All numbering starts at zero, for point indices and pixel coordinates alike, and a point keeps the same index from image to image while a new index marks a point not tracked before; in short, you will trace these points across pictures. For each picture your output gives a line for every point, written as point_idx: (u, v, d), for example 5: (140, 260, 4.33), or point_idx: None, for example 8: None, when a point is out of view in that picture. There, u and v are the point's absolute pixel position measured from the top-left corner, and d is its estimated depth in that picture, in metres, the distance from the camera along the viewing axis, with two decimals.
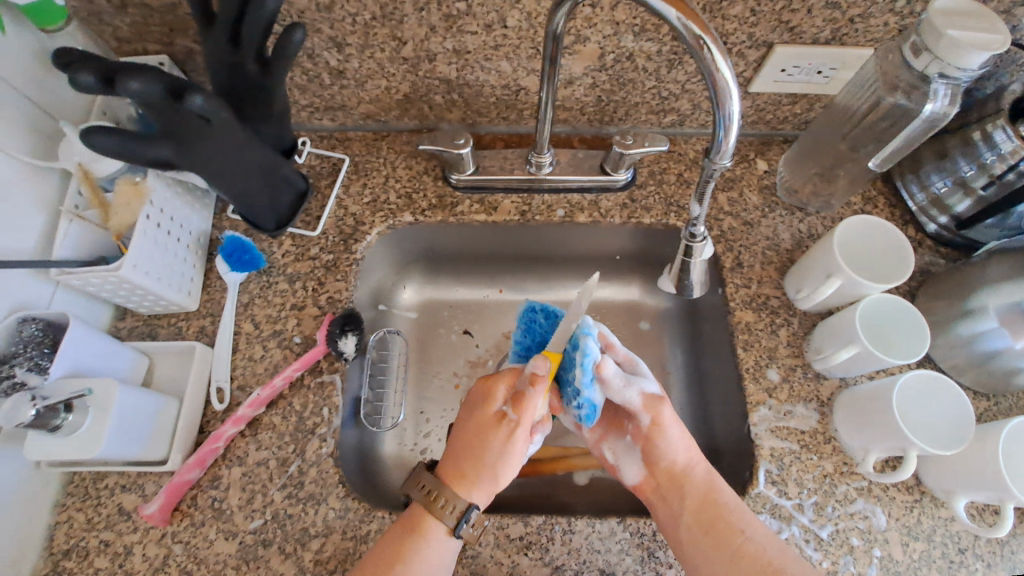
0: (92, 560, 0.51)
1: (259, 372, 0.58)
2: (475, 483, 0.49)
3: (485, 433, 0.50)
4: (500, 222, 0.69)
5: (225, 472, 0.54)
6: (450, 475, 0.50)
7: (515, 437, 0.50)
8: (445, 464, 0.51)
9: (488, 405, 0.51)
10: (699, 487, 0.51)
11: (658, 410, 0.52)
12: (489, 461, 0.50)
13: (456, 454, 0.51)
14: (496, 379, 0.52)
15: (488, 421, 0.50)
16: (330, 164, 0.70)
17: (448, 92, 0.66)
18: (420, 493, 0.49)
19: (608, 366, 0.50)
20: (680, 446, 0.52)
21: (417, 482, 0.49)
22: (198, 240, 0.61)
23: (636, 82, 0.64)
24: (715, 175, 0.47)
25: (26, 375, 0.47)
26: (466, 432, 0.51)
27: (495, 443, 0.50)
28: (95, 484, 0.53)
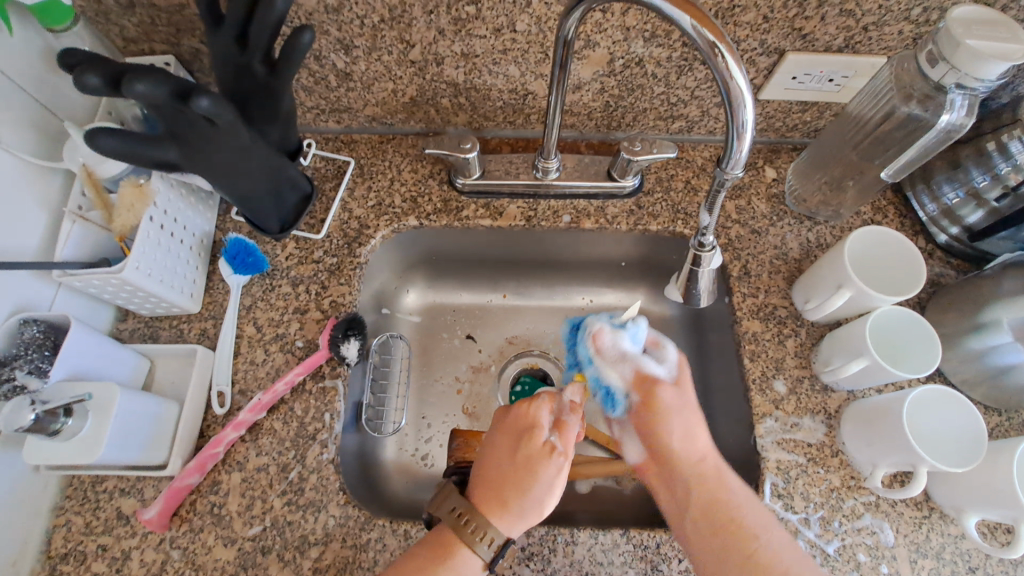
0: (89, 564, 0.50)
1: (261, 376, 0.58)
2: (518, 515, 0.48)
3: (534, 463, 0.50)
4: (504, 227, 0.68)
5: (225, 477, 0.54)
6: (490, 506, 0.48)
7: (563, 468, 0.50)
8: (483, 492, 0.49)
9: (535, 433, 0.51)
10: (706, 478, 0.50)
11: (660, 389, 0.53)
12: (537, 492, 0.49)
13: (499, 485, 0.49)
14: (540, 406, 0.53)
15: (537, 450, 0.50)
16: (335, 166, 0.69)
17: (455, 96, 0.65)
18: (450, 517, 0.48)
19: (604, 335, 0.55)
20: (685, 432, 0.52)
21: (448, 505, 0.48)
22: (201, 242, 0.61)
23: (644, 88, 0.64)
24: (726, 185, 0.46)
25: (26, 378, 0.46)
26: (510, 461, 0.50)
27: (545, 475, 0.49)
28: (94, 488, 0.53)
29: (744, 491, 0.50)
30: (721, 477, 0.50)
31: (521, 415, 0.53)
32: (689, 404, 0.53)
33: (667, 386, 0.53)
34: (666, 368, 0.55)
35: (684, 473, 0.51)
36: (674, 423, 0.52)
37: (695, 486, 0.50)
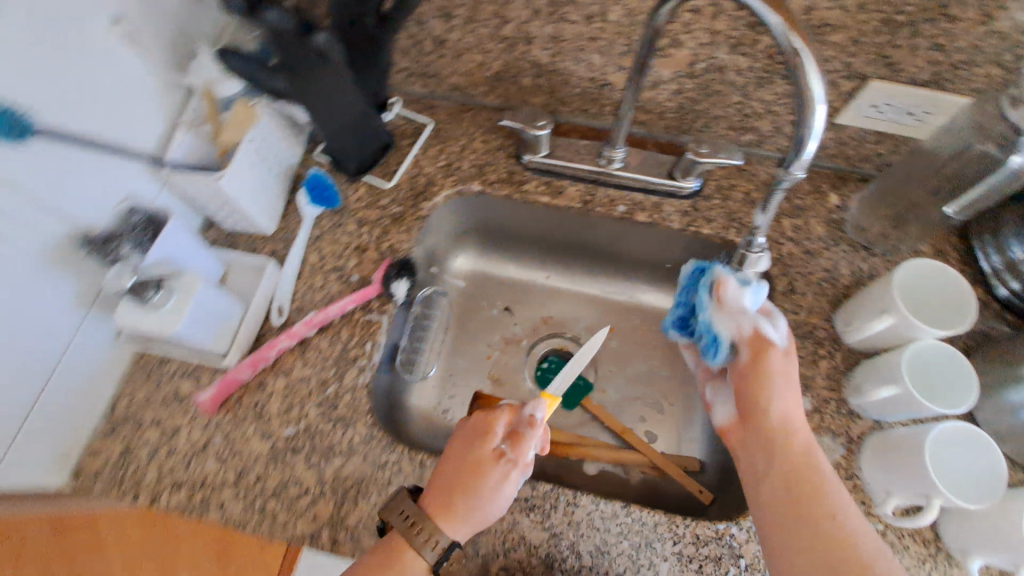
0: (144, 430, 0.57)
1: (316, 299, 0.63)
2: (463, 519, 0.49)
3: (482, 469, 0.51)
4: (560, 206, 0.70)
5: (270, 381, 0.59)
6: (439, 508, 0.49)
7: (510, 475, 0.51)
8: (431, 496, 0.50)
9: (487, 440, 0.53)
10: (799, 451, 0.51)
11: (769, 352, 0.55)
12: (481, 498, 0.49)
13: (448, 488, 0.50)
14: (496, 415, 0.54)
15: (485, 456, 0.51)
16: (414, 126, 0.74)
17: (536, 76, 0.69)
18: (399, 520, 0.49)
19: (729, 288, 0.56)
20: (787, 401, 0.53)
21: (397, 509, 0.49)
22: (285, 173, 0.67)
23: (721, 95, 0.65)
24: (783, 185, 0.48)
25: (128, 253, 0.51)
26: (462, 463, 0.51)
27: (490, 481, 0.50)
28: (159, 367, 0.60)
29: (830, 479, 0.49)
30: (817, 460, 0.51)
31: (479, 421, 0.55)
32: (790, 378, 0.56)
33: (779, 351, 0.55)
34: (783, 339, 0.56)
35: (772, 437, 0.52)
36: (778, 389, 0.53)
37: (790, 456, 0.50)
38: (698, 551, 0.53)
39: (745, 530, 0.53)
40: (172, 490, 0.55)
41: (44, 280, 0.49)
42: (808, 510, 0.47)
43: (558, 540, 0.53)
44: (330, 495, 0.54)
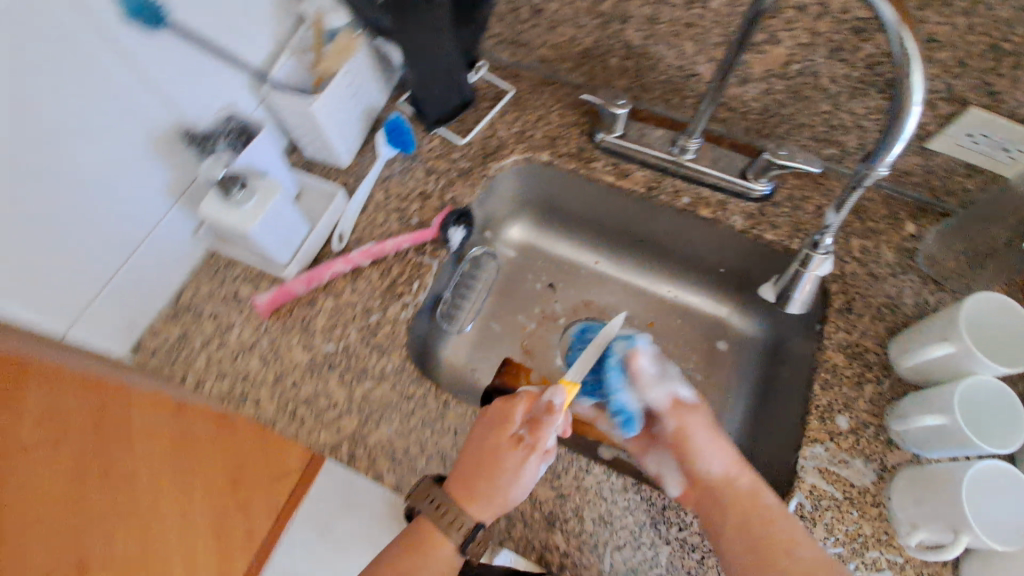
0: (201, 322, 0.61)
1: (376, 233, 0.66)
2: (486, 503, 0.50)
3: (500, 455, 0.51)
4: (624, 188, 0.70)
5: (320, 300, 0.62)
6: (461, 493, 0.50)
7: (529, 461, 0.51)
8: (454, 481, 0.51)
9: (503, 429, 0.52)
10: (741, 490, 0.50)
11: (689, 415, 0.55)
12: (503, 484, 0.50)
13: (468, 474, 0.51)
14: (513, 402, 0.53)
15: (504, 442, 0.51)
16: (496, 91, 0.76)
17: (625, 58, 0.70)
18: (427, 506, 0.51)
19: (639, 359, 0.57)
20: (716, 456, 0.52)
21: (425, 495, 0.51)
22: (367, 114, 0.70)
23: (810, 101, 0.64)
24: (865, 182, 0.46)
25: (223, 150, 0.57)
26: (481, 450, 0.51)
27: (508, 467, 0.50)
28: (224, 268, 0.64)
29: (774, 507, 0.49)
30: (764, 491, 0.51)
31: (497, 410, 0.54)
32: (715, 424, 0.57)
33: (697, 413, 0.55)
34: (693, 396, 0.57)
35: (720, 496, 0.50)
36: (709, 442, 0.53)
37: (734, 500, 0.50)
38: (703, 542, 0.52)
39: None
40: (216, 379, 0.59)
41: (144, 163, 0.53)
42: (762, 545, 0.47)
43: (564, 501, 0.54)
44: (355, 413, 0.57)
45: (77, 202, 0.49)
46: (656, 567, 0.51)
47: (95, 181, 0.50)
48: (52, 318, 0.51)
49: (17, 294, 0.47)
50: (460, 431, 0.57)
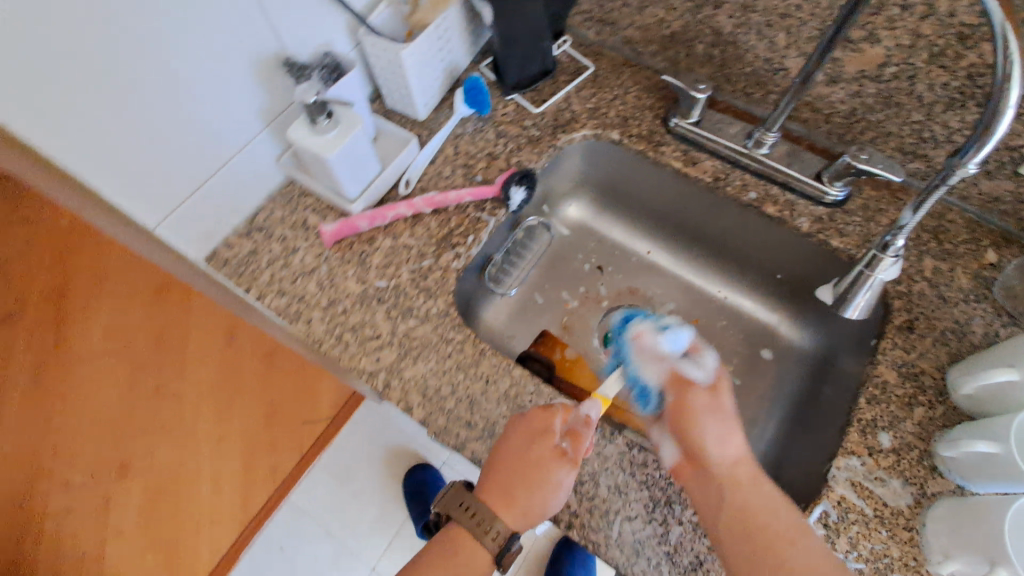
0: (270, 242, 0.66)
1: (440, 185, 0.69)
2: (523, 514, 0.51)
3: (544, 465, 0.51)
4: (690, 176, 0.70)
5: (380, 239, 0.65)
6: (499, 503, 0.52)
7: (569, 474, 0.52)
8: (491, 490, 0.52)
9: (545, 440, 0.52)
10: (744, 476, 0.50)
11: (691, 392, 0.55)
12: (542, 497, 0.51)
13: (505, 485, 0.52)
14: (553, 413, 0.53)
15: (548, 455, 0.51)
16: (576, 66, 0.77)
17: (712, 45, 0.69)
18: (460, 513, 0.52)
19: (646, 337, 0.61)
20: (721, 436, 0.52)
21: (457, 501, 0.53)
22: (449, 73, 0.72)
23: (902, 109, 0.62)
24: (951, 182, 0.44)
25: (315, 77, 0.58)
26: (523, 458, 0.51)
27: (549, 480, 0.51)
28: (298, 197, 0.68)
29: (776, 496, 0.49)
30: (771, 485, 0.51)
31: (536, 420, 0.53)
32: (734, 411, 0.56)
33: (702, 391, 0.55)
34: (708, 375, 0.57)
35: (717, 480, 0.50)
36: (709, 426, 0.53)
37: (733, 484, 0.50)
38: None
39: None
40: (275, 295, 0.63)
41: (246, 84, 0.57)
42: (756, 531, 0.47)
43: (583, 465, 0.55)
44: (396, 347, 0.60)
45: (187, 108, 0.53)
46: (665, 543, 0.51)
47: (204, 91, 0.53)
48: (147, 212, 0.55)
49: (123, 184, 0.51)
50: (492, 380, 0.58)
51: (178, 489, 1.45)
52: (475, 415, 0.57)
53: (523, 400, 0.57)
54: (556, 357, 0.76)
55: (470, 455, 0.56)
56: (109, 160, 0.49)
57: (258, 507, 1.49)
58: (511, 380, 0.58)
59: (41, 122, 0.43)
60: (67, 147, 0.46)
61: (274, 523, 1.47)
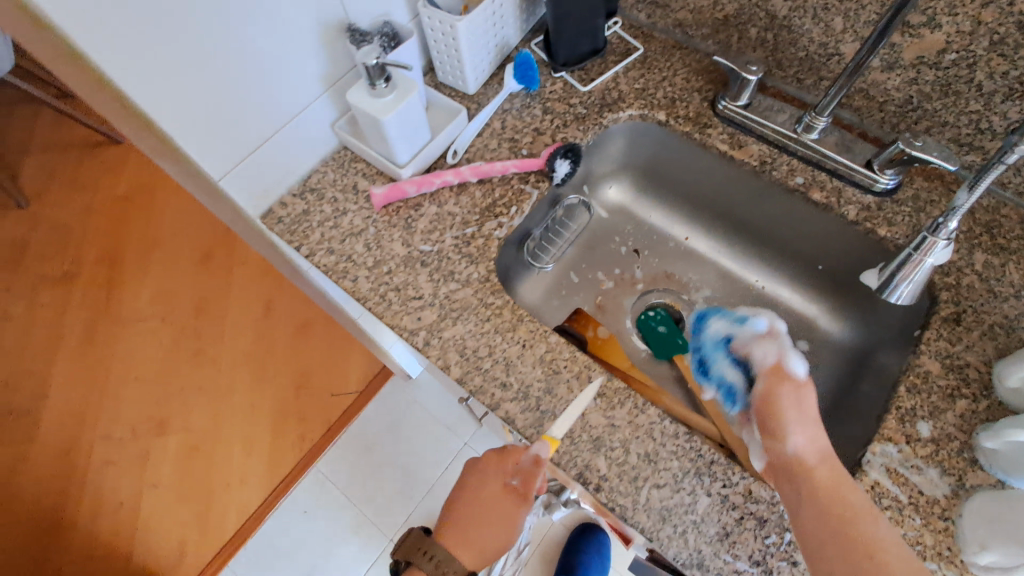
0: (322, 203, 0.68)
1: (487, 157, 0.70)
2: (480, 550, 0.60)
3: (495, 504, 0.61)
4: (736, 159, 0.70)
5: (426, 205, 0.68)
6: (458, 544, 0.60)
7: (522, 507, 0.61)
8: (450, 534, 0.60)
9: (498, 481, 0.62)
10: (831, 473, 0.48)
11: (778, 387, 0.54)
12: (496, 533, 0.60)
13: (463, 528, 0.60)
14: (509, 452, 0.62)
15: (502, 493, 0.61)
16: (625, 47, 0.77)
17: (765, 29, 0.69)
18: (422, 559, 0.58)
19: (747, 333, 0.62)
20: (806, 429, 0.51)
21: (418, 549, 0.58)
22: (500, 49, 0.74)
23: (959, 98, 0.60)
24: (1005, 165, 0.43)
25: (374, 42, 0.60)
26: (476, 502, 0.61)
27: (503, 518, 0.60)
28: (350, 162, 0.71)
29: (859, 501, 0.46)
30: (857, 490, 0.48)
31: (491, 463, 0.63)
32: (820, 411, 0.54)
33: (788, 387, 0.54)
34: (804, 373, 0.55)
35: (796, 479, 0.48)
36: (793, 423, 0.51)
37: (820, 478, 0.47)
38: (745, 503, 0.52)
39: None
40: (324, 253, 0.66)
41: (311, 47, 0.60)
42: (847, 529, 0.45)
43: (614, 432, 0.55)
44: (437, 308, 0.62)
45: (256, 66, 0.56)
46: (693, 513, 0.52)
47: (272, 51, 0.56)
48: (215, 164, 0.58)
49: (197, 135, 0.54)
50: (528, 345, 0.59)
51: (212, 449, 1.51)
52: (510, 377, 0.58)
53: (558, 366, 0.58)
54: (589, 334, 0.76)
55: (504, 415, 0.57)
56: (187, 110, 0.52)
57: (286, 472, 1.47)
58: (547, 345, 0.59)
59: (131, 66, 0.46)
60: (151, 93, 0.49)
61: (299, 488, 1.43)
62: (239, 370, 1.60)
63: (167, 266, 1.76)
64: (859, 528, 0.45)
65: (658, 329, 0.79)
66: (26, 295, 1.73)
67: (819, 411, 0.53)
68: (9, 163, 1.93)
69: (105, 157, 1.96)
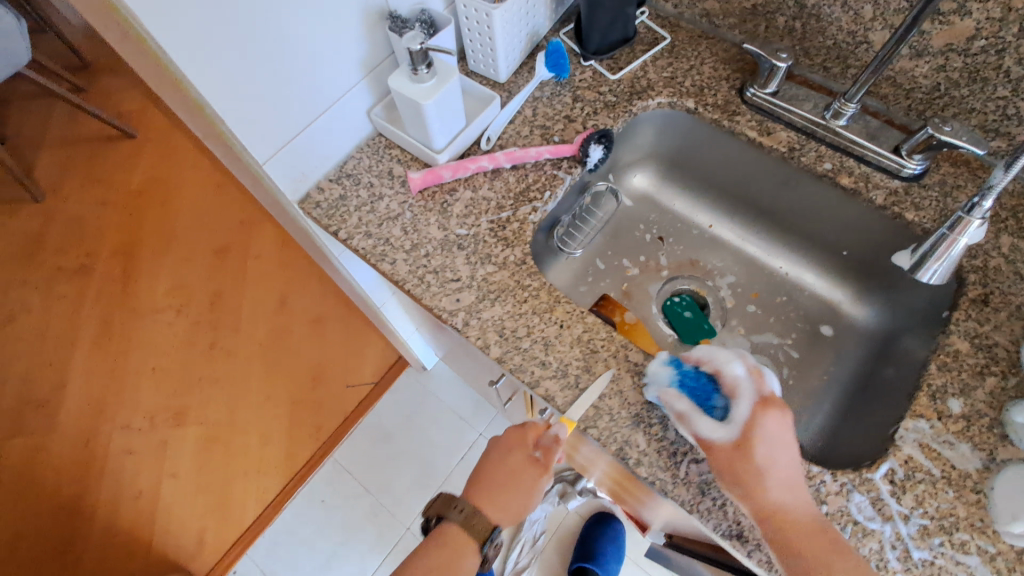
0: (358, 189, 0.70)
1: (519, 144, 0.72)
2: (503, 512, 0.61)
3: (519, 472, 0.62)
4: (765, 146, 0.72)
5: (461, 191, 0.69)
6: (482, 504, 0.61)
7: (542, 478, 0.62)
8: (476, 494, 0.62)
9: (520, 450, 0.63)
10: (793, 521, 0.49)
11: (714, 450, 0.52)
12: (519, 496, 0.61)
13: (488, 490, 0.62)
14: (527, 427, 0.64)
15: (522, 462, 0.62)
16: (653, 37, 0.79)
17: (794, 18, 0.70)
18: (456, 515, 0.61)
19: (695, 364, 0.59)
20: (755, 485, 0.50)
21: (451, 505, 0.62)
22: (531, 38, 0.75)
23: (987, 84, 0.62)
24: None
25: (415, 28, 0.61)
26: (501, 467, 0.62)
27: (525, 483, 0.61)
28: (385, 149, 0.72)
29: (819, 534, 0.49)
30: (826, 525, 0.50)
31: (513, 437, 0.64)
32: (782, 456, 0.51)
33: (722, 449, 0.52)
34: (730, 432, 0.53)
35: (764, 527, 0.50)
36: (741, 484, 0.51)
37: (784, 525, 0.49)
38: None
39: (839, 483, 0.53)
40: (362, 237, 0.67)
41: (353, 33, 0.61)
42: (813, 573, 0.48)
43: (652, 409, 0.57)
44: (475, 289, 0.63)
45: (302, 52, 0.57)
46: None
47: (318, 37, 0.58)
48: (260, 147, 0.60)
49: (246, 117, 0.56)
50: (565, 325, 0.61)
51: (229, 439, 1.52)
52: (549, 355, 0.59)
53: (595, 345, 0.60)
54: (616, 319, 0.76)
55: (543, 392, 0.58)
56: (238, 92, 0.54)
57: (303, 462, 1.47)
58: (584, 326, 0.61)
59: (191, 49, 0.48)
60: (207, 74, 0.51)
61: (317, 478, 1.44)
62: (254, 362, 1.61)
63: (182, 259, 1.78)
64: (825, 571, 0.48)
65: (683, 314, 0.79)
66: (43, 288, 1.74)
67: (770, 459, 0.51)
68: (24, 157, 1.94)
69: (118, 151, 1.97)
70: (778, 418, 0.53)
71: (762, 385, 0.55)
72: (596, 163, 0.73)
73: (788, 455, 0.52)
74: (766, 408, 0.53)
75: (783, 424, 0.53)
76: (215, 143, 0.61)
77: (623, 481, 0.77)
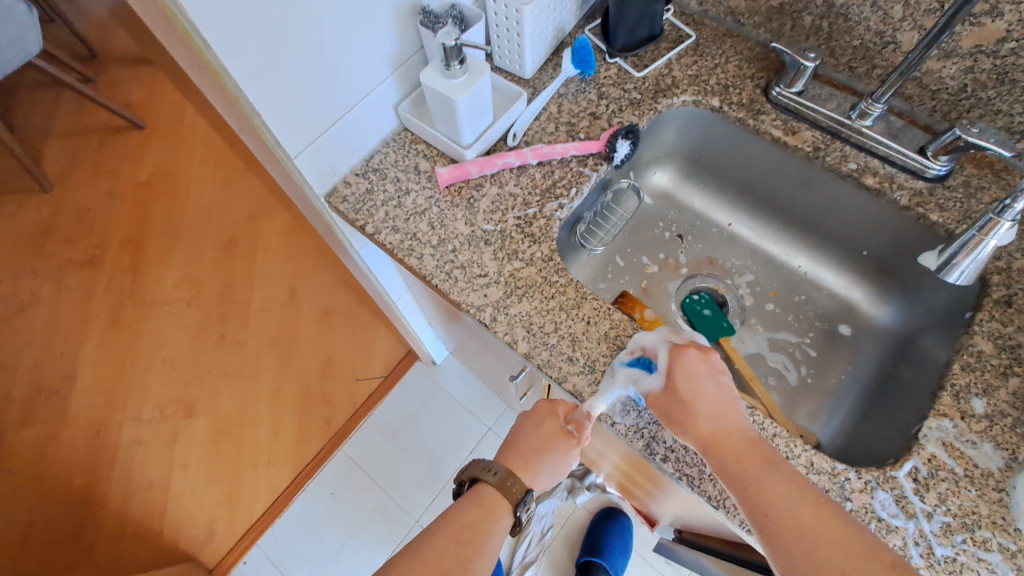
0: (384, 182, 0.70)
1: (544, 140, 0.72)
2: (538, 473, 0.63)
3: (551, 440, 0.64)
4: (789, 145, 0.72)
5: (486, 186, 0.70)
6: (517, 465, 0.63)
7: (574, 447, 0.64)
8: (512, 458, 0.64)
9: (553, 420, 0.65)
10: (729, 444, 0.52)
11: (663, 402, 0.56)
12: (552, 461, 0.63)
13: (524, 454, 0.64)
14: (557, 402, 0.66)
15: (556, 432, 0.64)
16: (678, 35, 0.79)
17: (821, 17, 0.71)
18: (491, 477, 0.62)
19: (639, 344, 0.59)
20: (703, 419, 0.54)
21: (486, 469, 0.63)
22: (556, 35, 0.75)
23: (1015, 87, 0.62)
24: None
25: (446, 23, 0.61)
26: (534, 435, 0.65)
27: (558, 450, 0.63)
28: (411, 144, 0.73)
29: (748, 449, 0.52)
30: (766, 445, 0.53)
31: (545, 409, 0.67)
32: (708, 389, 0.56)
33: (664, 399, 0.56)
34: (666, 381, 0.56)
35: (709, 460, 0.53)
36: (685, 423, 0.54)
37: (725, 452, 0.52)
38: (807, 475, 0.54)
39: (863, 480, 0.54)
40: (388, 230, 0.67)
41: (385, 27, 0.61)
42: (753, 487, 0.50)
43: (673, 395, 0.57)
44: (502, 285, 0.64)
45: (336, 49, 0.58)
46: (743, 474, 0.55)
47: (353, 32, 0.58)
48: (293, 141, 0.61)
49: (279, 111, 0.57)
50: (593, 321, 0.61)
51: (240, 430, 1.52)
52: (576, 351, 0.60)
53: (622, 342, 0.60)
54: (635, 317, 0.74)
55: (570, 387, 0.59)
56: (274, 87, 0.55)
57: (312, 454, 1.48)
58: (611, 322, 0.61)
59: (233, 45, 0.49)
60: (247, 71, 0.52)
61: (326, 469, 1.45)
62: (264, 354, 1.61)
63: (192, 251, 1.78)
64: (763, 485, 0.50)
65: (703, 312, 0.79)
66: (53, 277, 1.75)
67: (700, 397, 0.55)
68: (33, 147, 1.94)
69: (127, 142, 1.97)
70: (695, 356, 0.57)
71: (677, 339, 0.59)
72: (623, 158, 0.73)
73: (714, 385, 0.56)
74: (683, 350, 0.58)
75: (703, 359, 0.58)
76: (249, 136, 0.61)
77: (632, 471, 0.78)
